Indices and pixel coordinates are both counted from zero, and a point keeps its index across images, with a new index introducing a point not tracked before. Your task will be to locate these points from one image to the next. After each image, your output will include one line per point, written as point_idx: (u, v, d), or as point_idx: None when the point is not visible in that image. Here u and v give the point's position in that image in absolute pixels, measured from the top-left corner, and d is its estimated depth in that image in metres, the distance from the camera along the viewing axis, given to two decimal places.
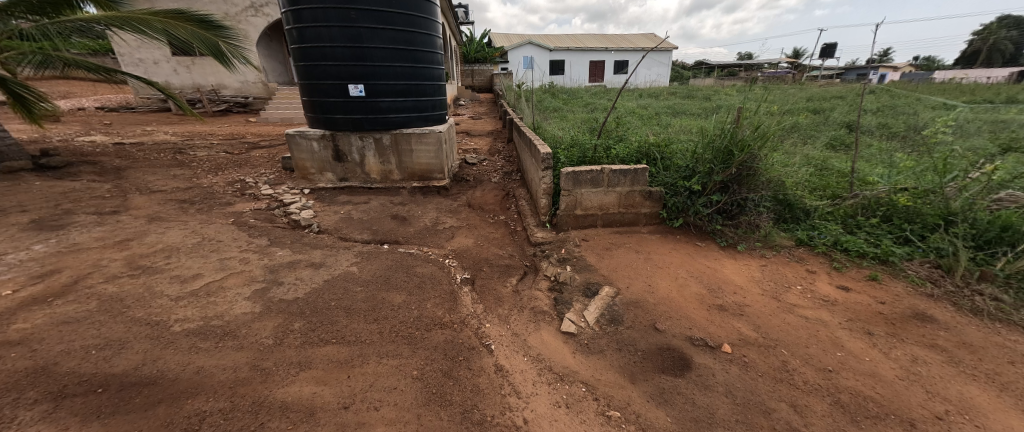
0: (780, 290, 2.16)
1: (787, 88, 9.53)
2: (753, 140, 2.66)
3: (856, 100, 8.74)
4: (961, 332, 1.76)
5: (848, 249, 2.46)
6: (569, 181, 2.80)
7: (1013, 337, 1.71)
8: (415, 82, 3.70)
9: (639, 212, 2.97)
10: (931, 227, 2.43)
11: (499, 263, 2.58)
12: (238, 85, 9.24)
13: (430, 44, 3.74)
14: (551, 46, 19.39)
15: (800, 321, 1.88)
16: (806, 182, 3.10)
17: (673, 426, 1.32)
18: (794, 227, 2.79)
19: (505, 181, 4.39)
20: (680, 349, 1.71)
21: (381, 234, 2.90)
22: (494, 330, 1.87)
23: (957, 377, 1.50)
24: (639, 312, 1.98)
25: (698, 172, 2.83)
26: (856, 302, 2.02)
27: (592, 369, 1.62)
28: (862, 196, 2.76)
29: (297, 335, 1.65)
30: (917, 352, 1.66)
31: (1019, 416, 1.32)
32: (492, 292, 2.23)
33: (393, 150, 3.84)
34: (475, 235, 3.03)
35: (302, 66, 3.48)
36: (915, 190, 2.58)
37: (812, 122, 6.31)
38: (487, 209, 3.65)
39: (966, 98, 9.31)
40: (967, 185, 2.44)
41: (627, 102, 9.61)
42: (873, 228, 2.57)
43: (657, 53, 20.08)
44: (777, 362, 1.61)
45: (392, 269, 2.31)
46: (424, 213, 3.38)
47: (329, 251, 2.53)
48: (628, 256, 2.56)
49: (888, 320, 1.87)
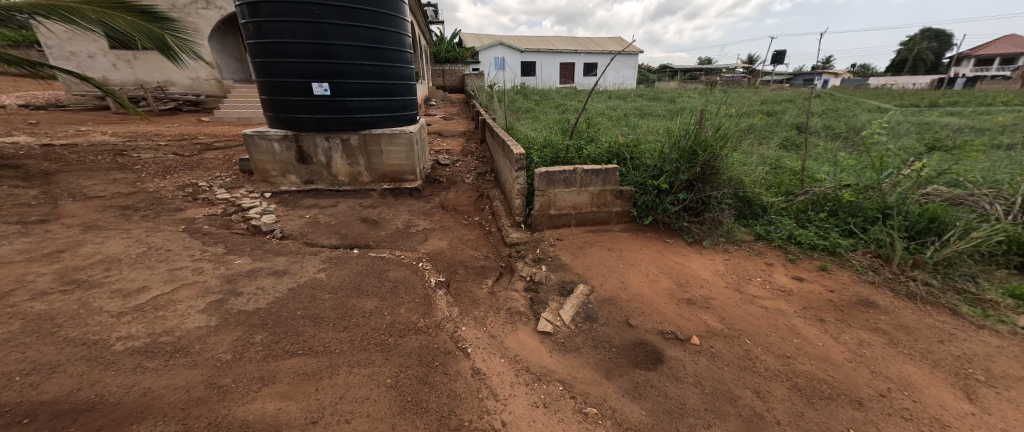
0: (742, 282, 2.29)
1: (743, 93, 10.15)
2: (715, 140, 2.79)
3: (805, 103, 9.43)
4: (899, 316, 1.93)
5: (801, 242, 2.64)
6: (543, 182, 2.82)
7: (942, 318, 1.90)
8: (385, 81, 3.59)
9: (611, 210, 3.05)
10: (871, 220, 2.66)
11: (474, 265, 2.55)
12: (188, 82, 8.60)
13: (400, 42, 3.64)
14: (523, 47, 19.52)
15: (761, 312, 2.00)
16: (762, 181, 3.29)
17: (648, 419, 1.36)
18: (753, 222, 2.95)
19: (479, 182, 4.37)
20: (653, 343, 1.77)
21: (350, 239, 2.78)
22: (471, 332, 1.85)
23: (897, 357, 1.65)
24: (613, 309, 2.02)
25: (666, 172, 2.94)
26: (809, 291, 2.17)
27: (568, 368, 1.64)
28: (812, 193, 2.97)
29: (259, 348, 1.55)
30: (862, 335, 1.80)
31: (949, 390, 1.47)
32: (468, 295, 2.20)
33: (361, 151, 3.70)
34: (450, 237, 2.98)
35: (261, 63, 3.30)
36: (857, 186, 2.81)
37: (767, 124, 6.73)
38: (461, 210, 3.60)
39: (897, 102, 10.33)
40: (900, 181, 2.69)
41: (597, 104, 9.84)
42: (822, 222, 2.77)
43: (624, 56, 20.72)
44: (741, 351, 1.70)
45: (362, 274, 2.23)
46: (396, 216, 3.29)
47: (294, 257, 2.40)
48: (601, 254, 2.61)
49: (837, 307, 2.02)
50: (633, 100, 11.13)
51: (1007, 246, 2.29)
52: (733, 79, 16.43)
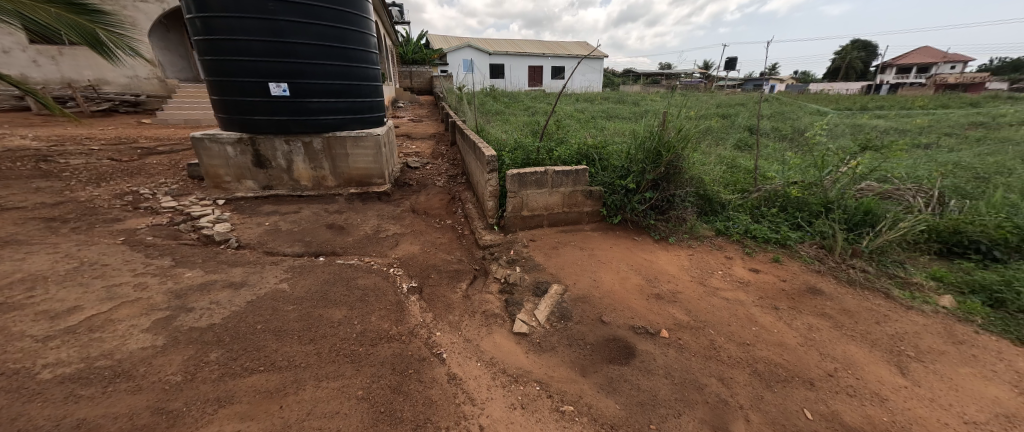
0: (706, 276, 2.41)
1: (701, 97, 10.75)
2: (677, 141, 2.92)
3: (755, 107, 10.15)
4: (842, 301, 2.11)
5: (756, 236, 2.82)
6: (515, 183, 2.83)
7: (878, 301, 2.09)
8: (349, 82, 3.46)
9: (582, 210, 3.11)
10: (816, 214, 2.89)
11: (447, 269, 2.51)
12: (125, 81, 7.87)
13: (364, 42, 3.53)
14: (491, 50, 19.56)
15: (723, 303, 2.11)
16: (721, 179, 3.49)
17: (622, 413, 1.39)
18: (713, 219, 3.12)
19: (450, 185, 4.31)
20: (625, 338, 1.81)
21: (315, 246, 2.65)
22: (446, 337, 1.82)
23: (842, 339, 1.80)
24: (586, 307, 2.06)
25: (633, 172, 3.04)
26: (764, 282, 2.32)
27: (544, 367, 1.65)
28: (765, 190, 3.18)
29: (214, 367, 1.43)
30: (811, 320, 1.95)
31: (886, 366, 1.62)
32: (442, 299, 2.16)
33: (325, 154, 3.54)
34: (421, 241, 2.92)
35: (210, 61, 3.08)
36: (803, 183, 3.05)
37: (723, 126, 7.16)
38: (432, 213, 3.54)
39: (833, 106, 11.34)
40: (839, 178, 2.94)
41: (565, 106, 10.04)
42: (774, 217, 2.98)
43: (590, 60, 21.30)
44: (707, 341, 1.79)
45: (329, 283, 2.13)
46: (364, 221, 3.18)
47: (253, 268, 2.25)
48: (573, 253, 2.66)
49: (789, 295, 2.17)
50: (599, 102, 11.49)
51: (928, 234, 2.57)
52: (691, 83, 17.35)
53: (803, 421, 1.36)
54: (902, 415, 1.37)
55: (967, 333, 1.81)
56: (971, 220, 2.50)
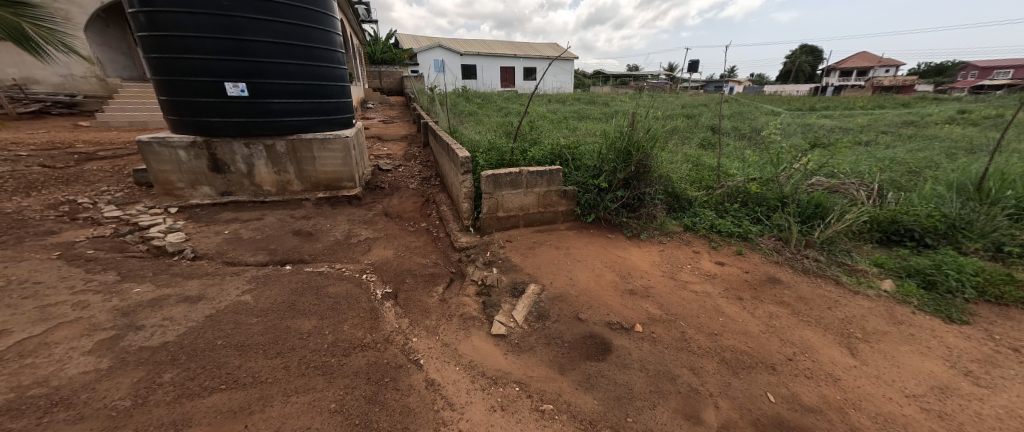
0: (676, 270, 2.51)
1: (667, 98, 11.20)
2: (646, 141, 3.02)
3: (716, 107, 10.71)
4: (799, 289, 2.26)
5: (720, 230, 2.97)
6: (490, 184, 2.83)
7: (829, 288, 2.26)
8: (314, 82, 3.33)
9: (557, 210, 3.15)
10: (773, 208, 3.08)
11: (423, 273, 2.47)
12: (58, 80, 7.11)
13: (329, 41, 3.40)
14: (462, 50, 19.46)
15: (692, 296, 2.20)
16: (687, 177, 3.64)
17: (600, 408, 1.42)
18: (682, 215, 3.24)
19: (424, 187, 4.24)
20: (602, 334, 1.85)
21: (280, 254, 2.52)
22: (423, 343, 1.78)
23: (799, 325, 1.92)
24: (563, 305, 2.09)
25: (605, 171, 3.11)
26: (729, 274, 2.44)
27: (523, 368, 1.65)
28: (727, 187, 3.34)
29: (169, 388, 1.33)
30: (772, 309, 2.07)
31: (837, 348, 1.75)
32: (418, 304, 2.12)
33: (289, 157, 3.38)
34: (395, 245, 2.85)
35: (157, 59, 2.86)
36: (761, 180, 3.24)
37: (688, 125, 7.49)
38: (406, 217, 3.46)
39: (786, 106, 12.14)
40: (793, 174, 3.15)
41: (538, 107, 10.15)
42: (736, 212, 3.14)
43: (561, 61, 21.65)
44: (678, 333, 1.86)
45: (297, 292, 2.04)
46: (334, 226, 3.06)
47: (211, 280, 2.11)
48: (550, 253, 2.68)
49: (751, 285, 2.30)
50: (571, 103, 11.70)
51: (871, 224, 2.79)
52: (657, 85, 17.99)
53: (767, 404, 1.44)
54: (852, 392, 1.49)
55: (906, 314, 1.99)
56: (906, 211, 2.75)
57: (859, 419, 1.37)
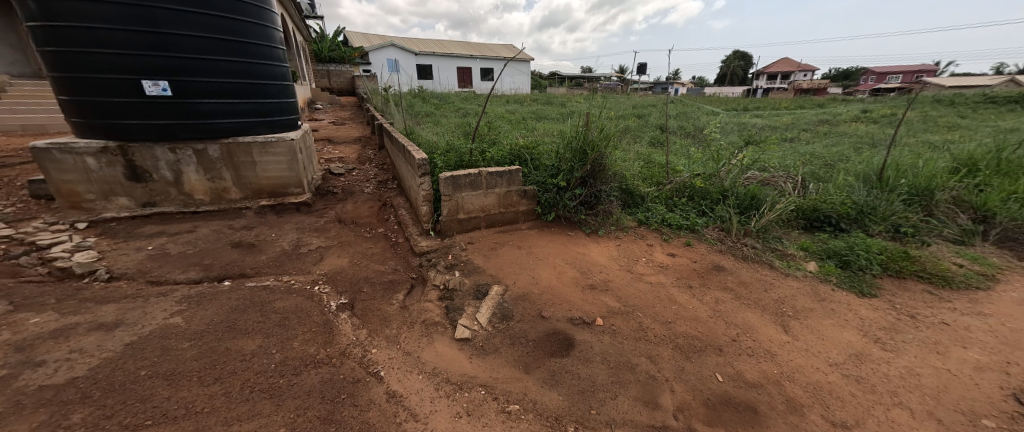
0: (632, 263, 2.62)
1: (619, 99, 11.75)
2: (600, 141, 3.12)
3: (663, 108, 11.41)
4: (740, 274, 2.46)
5: (671, 224, 3.15)
6: (449, 186, 2.78)
7: (765, 272, 2.48)
8: (251, 80, 3.07)
9: (518, 210, 3.17)
10: (716, 201, 3.33)
11: (381, 281, 2.37)
12: None
13: (267, 37, 3.15)
14: (416, 50, 19.00)
15: (647, 287, 2.32)
16: (639, 174, 3.82)
17: (566, 403, 1.45)
18: (636, 210, 3.40)
19: (380, 191, 4.08)
20: (564, 330, 1.89)
21: (218, 269, 2.30)
22: (383, 353, 1.71)
23: (742, 308, 2.09)
24: (527, 304, 2.10)
25: (563, 170, 3.18)
26: (680, 264, 2.60)
27: (488, 370, 1.64)
28: (676, 182, 3.55)
29: (79, 431, 1.16)
30: (717, 294, 2.23)
31: (773, 326, 1.93)
32: (377, 313, 2.03)
33: (225, 163, 3.09)
34: (350, 253, 2.71)
35: (55, 53, 2.49)
36: (705, 175, 3.48)
37: (639, 124, 7.90)
38: (361, 222, 3.30)
39: (724, 107, 13.22)
40: (731, 169, 3.42)
41: (497, 107, 10.18)
42: (684, 206, 3.35)
43: (517, 62, 21.89)
44: (636, 324, 1.94)
45: (239, 310, 1.86)
46: (280, 236, 2.84)
47: (133, 303, 1.87)
48: (512, 253, 2.69)
49: (699, 274, 2.47)
50: (529, 104, 11.87)
51: (797, 213, 3.11)
52: (610, 85, 18.73)
53: (716, 384, 1.55)
54: (786, 366, 1.64)
55: (828, 292, 2.24)
56: (824, 199, 3.10)
57: (793, 390, 1.51)
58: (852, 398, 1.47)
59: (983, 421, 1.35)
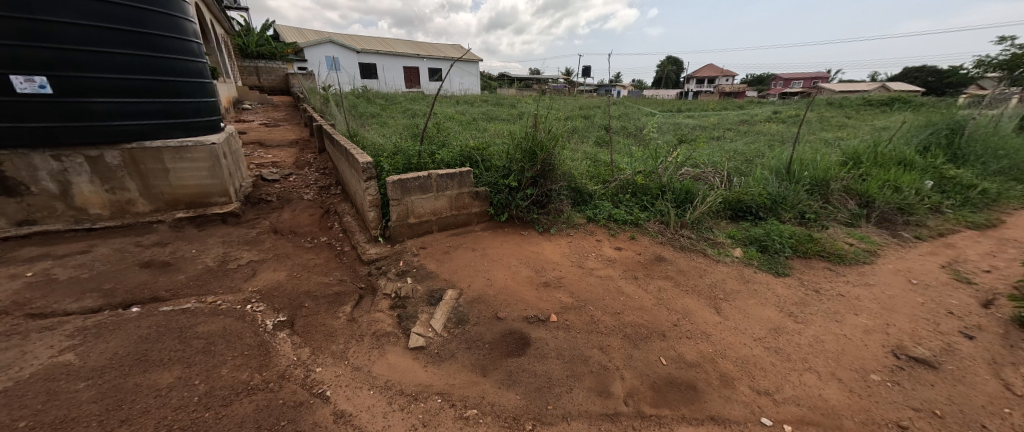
0: (583, 259, 2.72)
1: (565, 101, 12.18)
2: (548, 141, 3.18)
3: (606, 109, 12.03)
4: (679, 264, 2.66)
5: (617, 219, 3.32)
6: (397, 190, 2.68)
7: (701, 259, 2.71)
8: (159, 77, 2.70)
9: (470, 212, 3.14)
10: (655, 196, 3.57)
11: (325, 293, 2.21)
12: None
13: (177, 28, 2.78)
14: (358, 47, 18.08)
15: (597, 280, 2.42)
16: (587, 173, 3.98)
17: (523, 402, 1.47)
18: (585, 207, 3.53)
19: (321, 197, 3.81)
20: (520, 329, 1.91)
21: (124, 294, 1.99)
22: (329, 371, 1.60)
23: (681, 295, 2.25)
24: (482, 307, 2.09)
25: (513, 171, 3.19)
26: (626, 257, 2.75)
27: (444, 377, 1.60)
28: (620, 180, 3.74)
29: None
30: (660, 283, 2.40)
31: (707, 309, 2.11)
32: (321, 328, 1.89)
33: (129, 171, 2.70)
34: (289, 266, 2.50)
35: None
36: (645, 172, 3.72)
37: (585, 125, 8.24)
38: (300, 232, 3.06)
39: (660, 108, 14.25)
40: (668, 166, 3.69)
41: (445, 108, 10.03)
42: (628, 202, 3.55)
43: (465, 63, 21.74)
44: (588, 318, 2.01)
45: (152, 339, 1.63)
46: (203, 252, 2.54)
47: (8, 342, 1.56)
48: (466, 256, 2.66)
49: (643, 265, 2.63)
50: (478, 105, 11.85)
51: (725, 204, 3.43)
52: (557, 87, 19.32)
53: (661, 367, 1.66)
54: (720, 344, 1.81)
55: (752, 274, 2.50)
56: (746, 191, 3.46)
57: (726, 366, 1.67)
58: (772, 367, 1.65)
59: (871, 376, 1.59)
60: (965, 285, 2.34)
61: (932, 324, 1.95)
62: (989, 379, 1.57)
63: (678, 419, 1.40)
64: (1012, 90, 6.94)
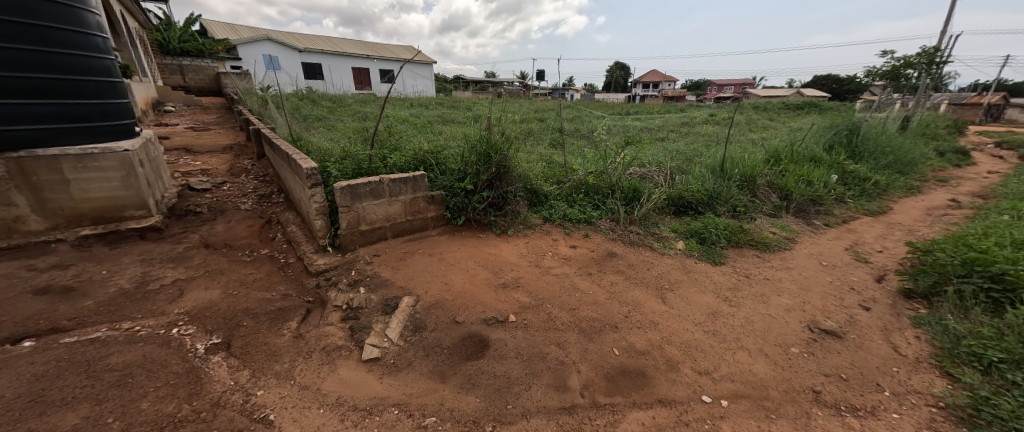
0: (539, 258, 2.78)
1: (521, 104, 12.35)
2: (503, 143, 3.20)
3: (560, 112, 12.37)
4: (630, 258, 2.80)
5: (571, 218, 3.43)
6: (346, 197, 2.56)
7: (648, 253, 2.88)
8: (56, 76, 2.35)
9: (426, 216, 3.08)
10: (607, 195, 3.73)
11: (267, 310, 2.05)
12: None
13: (77, 19, 2.44)
14: (299, 46, 16.98)
15: (553, 278, 2.49)
16: (542, 174, 4.06)
17: (483, 404, 1.47)
18: (541, 208, 3.60)
19: (261, 207, 3.53)
20: (478, 332, 1.90)
21: (12, 327, 1.70)
22: (274, 393, 1.49)
23: (632, 288, 2.38)
24: (440, 312, 2.05)
25: (469, 174, 3.17)
26: (581, 254, 2.85)
27: (401, 387, 1.56)
28: (573, 180, 3.87)
29: None
30: (612, 278, 2.51)
31: (655, 299, 2.25)
32: (263, 348, 1.76)
33: (16, 184, 2.31)
34: (224, 283, 2.29)
35: None
36: (597, 172, 3.88)
37: (539, 127, 8.41)
38: (237, 245, 2.81)
39: (610, 111, 14.91)
40: (617, 166, 3.88)
41: (398, 111, 9.74)
42: (581, 201, 3.68)
43: (418, 65, 21.28)
44: (545, 316, 2.06)
45: (50, 376, 1.41)
46: (117, 273, 2.25)
47: None
48: (422, 261, 2.60)
49: (597, 262, 2.74)
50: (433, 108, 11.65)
51: (668, 201, 3.68)
52: (513, 90, 19.56)
53: (613, 357, 1.74)
54: (666, 332, 1.93)
55: (692, 265, 2.71)
56: (686, 189, 3.74)
57: (672, 351, 1.79)
58: (710, 349, 1.80)
59: (791, 349, 1.80)
60: (863, 264, 2.71)
61: (839, 300, 2.24)
62: (882, 343, 1.83)
63: (629, 405, 1.48)
64: (894, 97, 8.19)
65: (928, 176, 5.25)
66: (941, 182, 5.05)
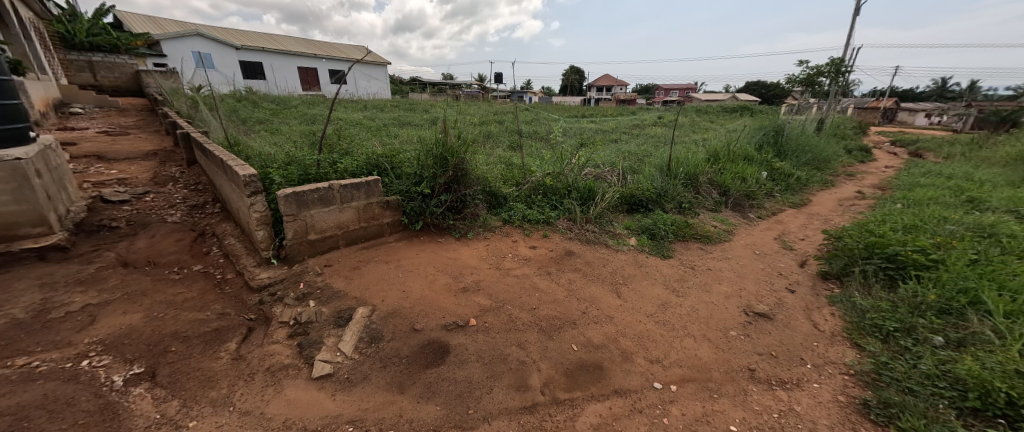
0: (500, 260, 2.79)
1: (479, 107, 12.33)
2: (459, 146, 3.16)
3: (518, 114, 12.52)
4: (587, 256, 2.89)
5: (530, 219, 3.48)
6: (291, 205, 2.40)
7: (604, 250, 3.00)
8: None
9: (381, 222, 2.97)
10: (564, 195, 3.83)
11: (202, 332, 1.87)
12: None
13: None
14: (236, 42, 15.68)
15: (514, 280, 2.51)
16: (501, 176, 4.08)
17: (444, 412, 1.44)
18: (500, 210, 3.62)
19: (193, 218, 3.21)
20: (438, 339, 1.86)
21: None
22: (209, 423, 1.35)
23: (589, 285, 2.46)
24: (397, 321, 1.98)
25: (426, 177, 3.10)
26: (540, 254, 2.90)
27: (357, 402, 1.49)
28: (531, 182, 3.93)
29: None
30: (570, 276, 2.58)
31: (611, 294, 2.34)
32: (198, 373, 1.59)
33: None
34: (149, 305, 2.05)
35: None
36: (554, 173, 3.97)
37: (497, 129, 8.45)
38: (164, 261, 2.53)
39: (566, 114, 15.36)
40: (573, 167, 3.99)
41: (350, 113, 9.32)
42: (539, 202, 3.75)
43: (370, 66, 20.51)
44: (506, 318, 2.07)
45: None
46: (9, 301, 1.93)
47: None
48: (378, 269, 2.50)
49: (556, 261, 2.80)
50: (388, 110, 11.28)
51: (621, 200, 3.86)
52: (472, 93, 19.52)
53: (572, 353, 1.79)
54: (622, 325, 2.02)
55: (644, 259, 2.86)
56: (638, 187, 3.93)
57: (626, 343, 1.87)
58: (661, 338, 1.91)
59: (731, 332, 1.95)
60: (789, 251, 3.02)
61: (770, 285, 2.48)
62: (805, 321, 2.05)
63: (588, 398, 1.52)
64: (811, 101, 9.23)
65: (839, 172, 5.98)
66: (849, 176, 5.77)
